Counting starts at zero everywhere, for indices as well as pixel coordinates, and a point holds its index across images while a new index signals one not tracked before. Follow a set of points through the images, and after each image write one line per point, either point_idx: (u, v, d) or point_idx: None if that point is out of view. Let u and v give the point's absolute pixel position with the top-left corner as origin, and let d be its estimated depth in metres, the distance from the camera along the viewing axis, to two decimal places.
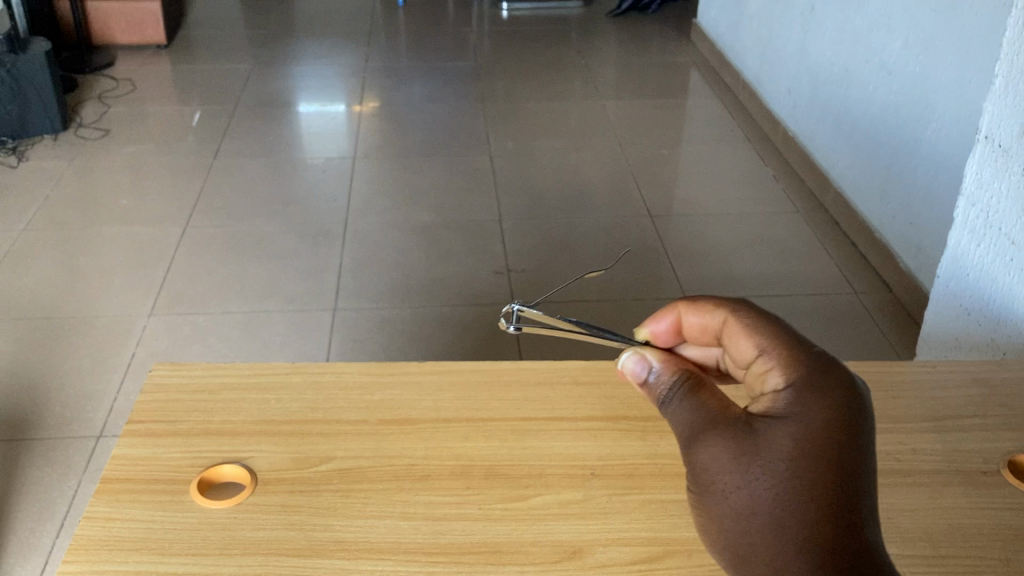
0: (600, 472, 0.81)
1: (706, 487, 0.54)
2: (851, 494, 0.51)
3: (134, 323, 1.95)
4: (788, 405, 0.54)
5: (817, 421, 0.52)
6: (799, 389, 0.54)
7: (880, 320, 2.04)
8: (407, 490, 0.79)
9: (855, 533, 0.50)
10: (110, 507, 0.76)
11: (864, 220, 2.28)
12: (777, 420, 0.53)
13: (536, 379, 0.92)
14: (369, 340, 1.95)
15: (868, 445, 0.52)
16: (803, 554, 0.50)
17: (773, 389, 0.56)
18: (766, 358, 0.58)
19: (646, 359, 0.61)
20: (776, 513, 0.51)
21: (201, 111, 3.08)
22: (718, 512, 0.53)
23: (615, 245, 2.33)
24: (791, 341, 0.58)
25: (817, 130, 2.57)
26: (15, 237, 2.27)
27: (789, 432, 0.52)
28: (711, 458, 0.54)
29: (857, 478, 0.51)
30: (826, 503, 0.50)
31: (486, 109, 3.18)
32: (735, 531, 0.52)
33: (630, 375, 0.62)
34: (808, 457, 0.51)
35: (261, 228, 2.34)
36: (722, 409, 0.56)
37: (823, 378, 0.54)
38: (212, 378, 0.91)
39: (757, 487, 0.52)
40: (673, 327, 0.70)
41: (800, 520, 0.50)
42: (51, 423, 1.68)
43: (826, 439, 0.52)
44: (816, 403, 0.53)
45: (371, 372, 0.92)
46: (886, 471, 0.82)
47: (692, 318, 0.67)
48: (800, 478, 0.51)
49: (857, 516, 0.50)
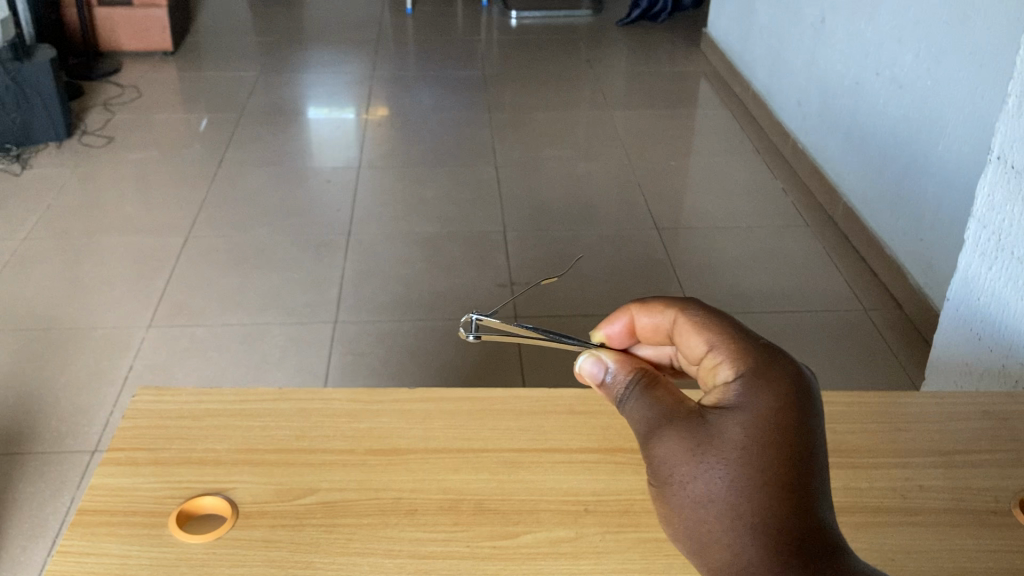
0: (594, 508, 0.79)
1: (663, 481, 0.54)
2: (804, 480, 0.51)
3: (132, 335, 1.93)
4: (740, 396, 0.54)
5: (768, 410, 0.52)
6: (747, 379, 0.54)
7: (889, 337, 2.01)
8: (393, 526, 0.76)
9: (811, 518, 0.50)
10: (85, 541, 0.74)
11: (874, 235, 2.24)
12: (729, 411, 0.53)
13: (530, 407, 0.89)
14: (369, 353, 1.92)
15: (819, 432, 0.52)
16: (760, 542, 0.50)
17: (724, 381, 0.56)
18: (714, 350, 0.58)
19: (602, 360, 0.62)
20: (732, 502, 0.51)
21: (207, 119, 3.07)
22: (677, 504, 0.53)
23: (620, 257, 2.30)
24: (740, 332, 0.58)
25: (827, 142, 2.54)
26: (17, 245, 2.26)
27: (741, 423, 0.52)
28: (667, 452, 0.54)
29: (810, 466, 0.51)
30: (780, 490, 0.50)
31: (493, 118, 3.16)
32: (693, 525, 0.52)
33: (587, 378, 0.62)
34: (761, 446, 0.51)
35: (264, 239, 2.32)
36: (676, 404, 0.56)
37: (772, 367, 0.54)
38: (197, 403, 0.88)
39: (712, 478, 0.52)
40: (627, 328, 0.69)
41: (755, 508, 0.50)
42: (46, 437, 1.66)
43: (778, 427, 0.52)
44: (766, 392, 0.53)
45: (361, 398, 0.90)
46: (891, 510, 0.79)
47: (643, 319, 0.66)
48: (754, 465, 0.51)
49: (812, 502, 0.50)
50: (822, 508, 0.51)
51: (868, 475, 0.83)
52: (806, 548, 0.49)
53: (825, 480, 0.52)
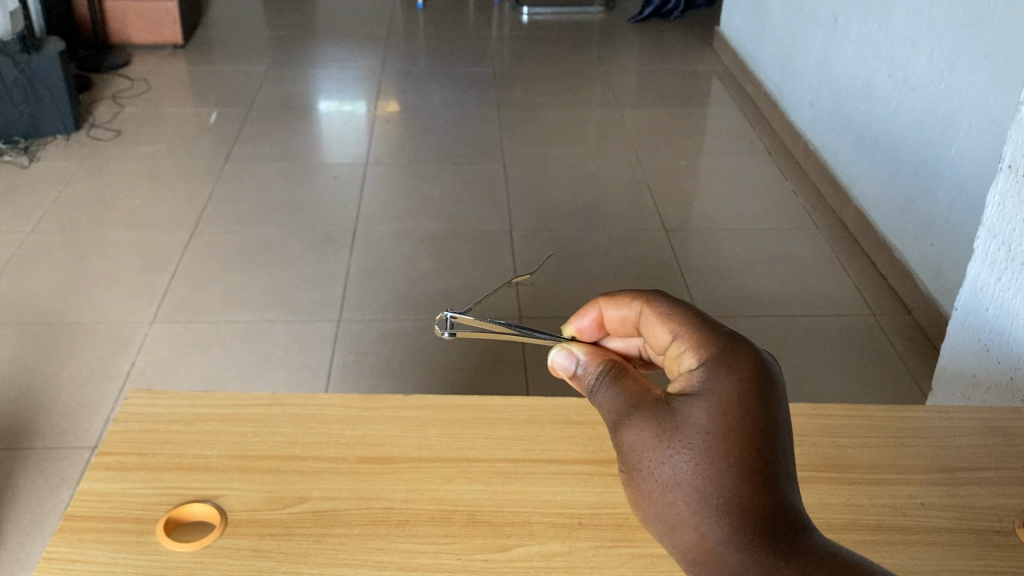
0: (587, 521, 0.77)
1: (633, 468, 0.56)
2: (765, 457, 0.52)
3: (136, 330, 1.93)
4: (701, 382, 0.56)
5: (728, 392, 0.54)
6: (708, 364, 0.56)
7: (898, 343, 1.98)
8: (384, 536, 0.75)
9: (771, 494, 0.51)
10: (71, 547, 0.73)
11: (885, 239, 2.22)
12: (692, 397, 0.55)
13: (526, 416, 0.88)
14: (373, 352, 1.91)
15: (779, 410, 0.54)
16: (722, 519, 0.51)
17: (688, 369, 0.58)
18: (678, 340, 0.60)
19: (572, 354, 0.67)
20: (695, 483, 0.52)
21: (217, 113, 3.07)
22: (647, 488, 0.55)
23: (627, 258, 2.28)
24: (703, 322, 0.60)
25: (838, 144, 2.51)
26: (23, 238, 2.26)
27: (702, 407, 0.54)
28: (635, 440, 0.56)
29: (771, 444, 0.52)
30: (740, 468, 0.51)
31: (502, 115, 3.14)
32: (662, 508, 0.54)
33: (562, 371, 0.68)
34: (721, 427, 0.53)
35: (270, 235, 2.31)
36: (644, 393, 0.59)
37: (732, 353, 0.56)
38: (189, 408, 0.87)
39: (676, 461, 0.54)
40: (595, 322, 0.73)
41: (716, 486, 0.52)
42: (47, 433, 1.66)
43: (736, 408, 0.53)
44: (726, 376, 0.55)
45: (354, 405, 0.89)
46: (891, 528, 0.77)
47: (611, 312, 0.69)
48: (716, 445, 0.53)
49: (774, 477, 0.51)
50: (785, 484, 0.51)
51: (868, 490, 0.81)
52: (767, 522, 0.50)
53: (791, 459, 0.53)
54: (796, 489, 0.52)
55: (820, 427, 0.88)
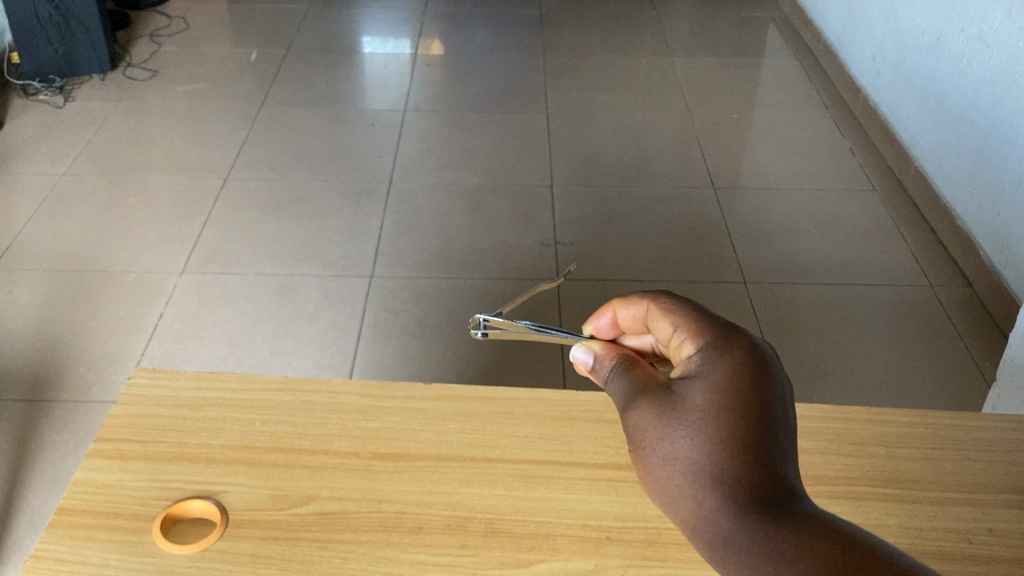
0: (617, 536, 0.71)
1: (635, 448, 0.53)
2: (762, 434, 0.49)
3: (166, 280, 1.89)
4: (700, 365, 0.53)
5: (726, 373, 0.52)
6: (707, 351, 0.54)
7: (956, 317, 1.88)
8: (395, 544, 0.69)
9: (769, 471, 0.48)
10: (61, 545, 0.68)
11: (946, 205, 2.10)
12: (691, 379, 0.53)
13: (553, 413, 0.82)
14: (405, 309, 1.85)
15: (778, 392, 0.51)
16: (719, 493, 0.48)
17: (687, 356, 0.56)
18: (677, 330, 0.58)
19: (591, 348, 0.64)
20: (695, 457, 0.50)
21: (257, 53, 3.00)
22: (649, 466, 0.52)
23: (673, 217, 2.19)
24: (706, 312, 0.57)
25: (900, 102, 2.37)
26: (56, 180, 2.22)
27: (702, 387, 0.52)
28: (638, 422, 0.54)
29: (770, 423, 0.49)
30: (738, 443, 0.49)
31: (548, 61, 3.03)
32: (661, 486, 0.51)
33: (581, 367, 0.64)
34: (719, 406, 0.50)
35: (305, 183, 2.26)
36: (649, 380, 0.57)
37: (730, 339, 0.54)
38: (194, 391, 0.82)
39: (676, 438, 0.51)
40: (612, 322, 0.67)
41: (714, 460, 0.49)
42: (73, 384, 1.63)
43: (734, 387, 0.51)
44: (724, 359, 0.53)
45: (371, 393, 0.83)
46: (955, 556, 0.70)
47: (623, 312, 0.64)
48: (715, 423, 0.50)
49: (772, 456, 0.48)
50: (783, 461, 0.49)
51: (929, 511, 0.74)
52: (763, 494, 0.47)
53: (791, 440, 0.50)
54: (794, 472, 0.49)
55: (876, 435, 0.81)
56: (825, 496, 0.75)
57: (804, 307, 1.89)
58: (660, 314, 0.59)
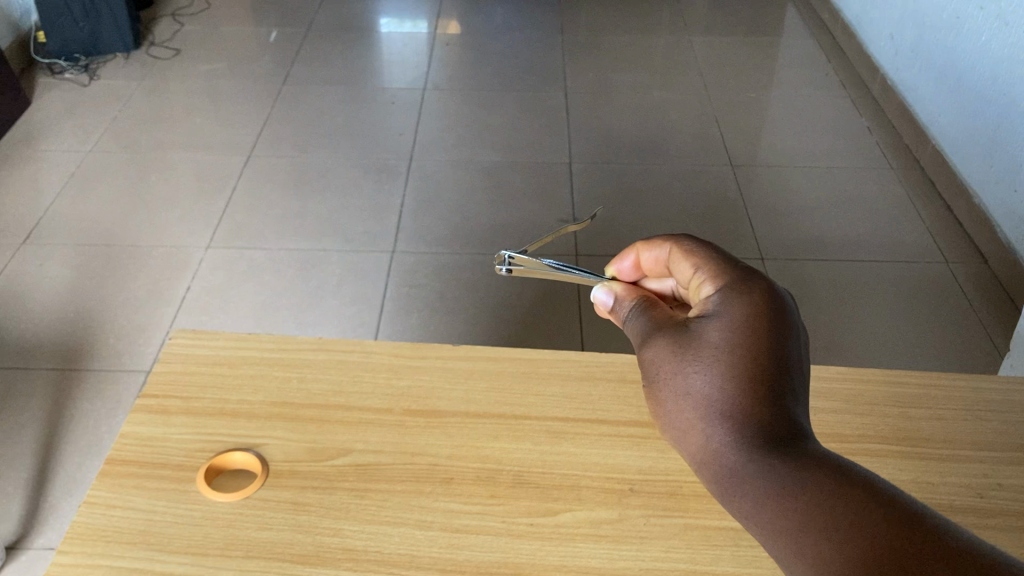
0: (640, 488, 0.74)
1: (650, 381, 0.56)
2: (772, 374, 0.52)
3: (192, 255, 1.93)
4: (718, 307, 0.56)
5: (743, 316, 0.54)
6: (725, 295, 0.57)
7: (972, 294, 1.90)
8: (427, 493, 0.73)
9: (777, 410, 0.51)
10: (112, 493, 0.72)
11: (963, 182, 2.11)
12: (708, 319, 0.56)
13: (578, 373, 0.85)
14: (426, 285, 1.88)
15: (791, 337, 0.54)
16: (727, 425, 0.51)
17: (705, 298, 0.59)
18: (698, 272, 0.60)
19: (612, 290, 0.68)
20: (706, 391, 0.52)
21: (278, 33, 3.02)
22: (662, 399, 0.55)
23: (690, 194, 2.21)
24: (727, 258, 0.60)
25: (918, 80, 2.38)
26: (83, 157, 2.26)
27: (718, 328, 0.55)
28: (655, 357, 0.57)
29: (781, 364, 0.52)
30: (749, 381, 0.51)
31: (566, 41, 3.04)
32: (672, 418, 0.54)
33: (602, 305, 0.69)
34: (734, 346, 0.53)
35: (326, 161, 2.28)
36: (668, 320, 0.60)
37: (749, 285, 0.57)
38: (233, 351, 0.86)
39: (689, 373, 0.54)
40: (634, 265, 0.70)
41: (725, 394, 0.52)
42: (104, 354, 1.66)
43: (749, 330, 0.54)
44: (742, 303, 0.55)
45: (402, 354, 0.86)
46: (965, 509, 0.73)
47: (646, 255, 0.67)
48: (728, 361, 0.53)
49: (781, 395, 0.51)
50: (791, 399, 0.51)
51: (941, 467, 0.76)
52: (768, 428, 0.50)
53: (801, 382, 0.53)
54: (802, 412, 0.51)
55: (891, 396, 0.84)
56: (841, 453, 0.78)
57: (820, 283, 1.91)
58: (683, 256, 0.62)
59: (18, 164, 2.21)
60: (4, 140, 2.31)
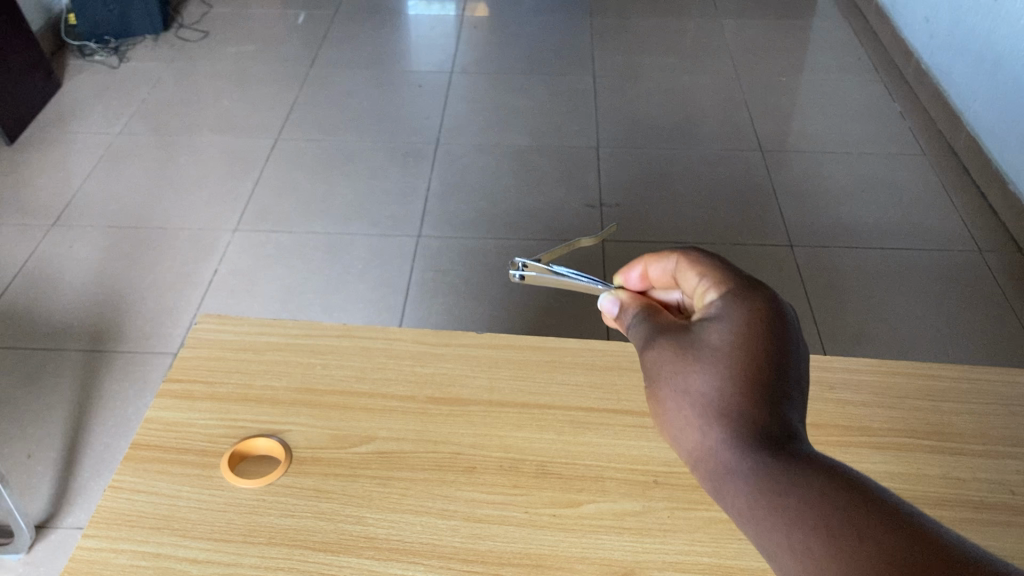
0: (664, 480, 0.73)
1: (650, 381, 0.55)
2: (774, 376, 0.50)
3: (219, 238, 1.93)
4: (722, 310, 0.55)
5: (747, 318, 0.53)
6: (729, 298, 0.55)
7: (1005, 283, 1.86)
8: (449, 482, 0.72)
9: (778, 411, 0.48)
10: (137, 478, 0.72)
11: (998, 169, 2.07)
12: (711, 322, 0.54)
13: (602, 363, 0.85)
14: (451, 270, 1.87)
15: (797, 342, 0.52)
16: (725, 425, 0.49)
17: (709, 304, 0.57)
18: (702, 279, 0.59)
19: (618, 298, 0.67)
20: (705, 390, 0.51)
21: (306, 15, 3.02)
22: (661, 398, 0.53)
23: (719, 180, 2.18)
24: (734, 266, 0.59)
25: (954, 64, 2.33)
26: (113, 140, 2.27)
27: (722, 330, 0.53)
28: (657, 358, 0.55)
29: (784, 366, 0.50)
30: (750, 380, 0.49)
31: (595, 24, 3.01)
32: (669, 418, 0.52)
33: (608, 314, 0.67)
34: (736, 346, 0.51)
35: (353, 144, 2.28)
36: (672, 324, 0.58)
37: (754, 290, 0.55)
38: (258, 336, 0.86)
39: (690, 373, 0.52)
40: (642, 276, 0.68)
41: (724, 394, 0.50)
42: (131, 336, 1.67)
43: (753, 332, 0.52)
44: (746, 306, 0.54)
45: (426, 340, 0.86)
46: (995, 507, 0.71)
47: (653, 267, 0.65)
48: (729, 361, 0.51)
49: (783, 397, 0.49)
50: (791, 401, 0.49)
51: (972, 464, 0.75)
52: (767, 428, 0.48)
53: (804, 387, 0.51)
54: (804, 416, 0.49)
55: (920, 389, 0.82)
56: (868, 447, 0.77)
57: (849, 271, 1.88)
58: (688, 265, 0.60)
59: (49, 145, 2.23)
60: (35, 121, 2.33)
